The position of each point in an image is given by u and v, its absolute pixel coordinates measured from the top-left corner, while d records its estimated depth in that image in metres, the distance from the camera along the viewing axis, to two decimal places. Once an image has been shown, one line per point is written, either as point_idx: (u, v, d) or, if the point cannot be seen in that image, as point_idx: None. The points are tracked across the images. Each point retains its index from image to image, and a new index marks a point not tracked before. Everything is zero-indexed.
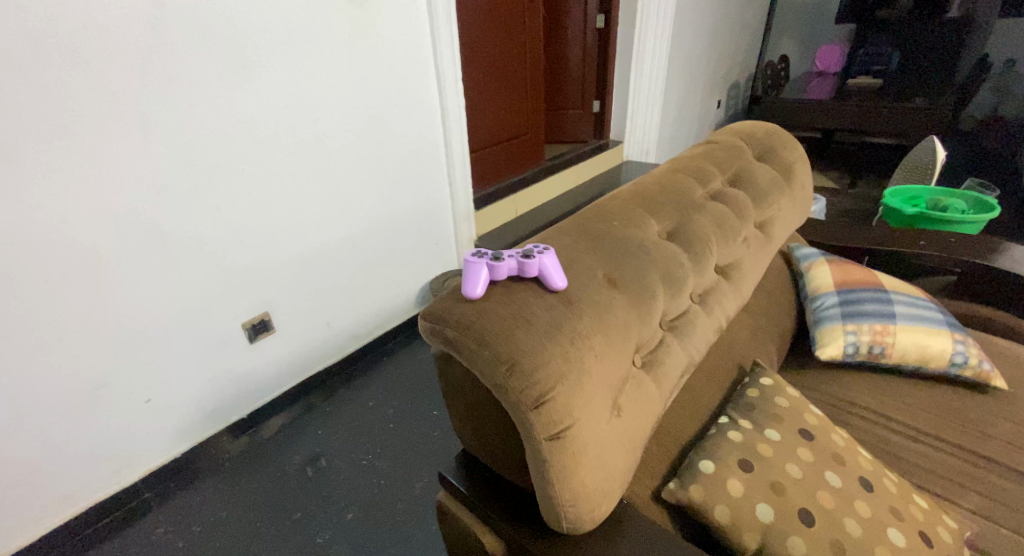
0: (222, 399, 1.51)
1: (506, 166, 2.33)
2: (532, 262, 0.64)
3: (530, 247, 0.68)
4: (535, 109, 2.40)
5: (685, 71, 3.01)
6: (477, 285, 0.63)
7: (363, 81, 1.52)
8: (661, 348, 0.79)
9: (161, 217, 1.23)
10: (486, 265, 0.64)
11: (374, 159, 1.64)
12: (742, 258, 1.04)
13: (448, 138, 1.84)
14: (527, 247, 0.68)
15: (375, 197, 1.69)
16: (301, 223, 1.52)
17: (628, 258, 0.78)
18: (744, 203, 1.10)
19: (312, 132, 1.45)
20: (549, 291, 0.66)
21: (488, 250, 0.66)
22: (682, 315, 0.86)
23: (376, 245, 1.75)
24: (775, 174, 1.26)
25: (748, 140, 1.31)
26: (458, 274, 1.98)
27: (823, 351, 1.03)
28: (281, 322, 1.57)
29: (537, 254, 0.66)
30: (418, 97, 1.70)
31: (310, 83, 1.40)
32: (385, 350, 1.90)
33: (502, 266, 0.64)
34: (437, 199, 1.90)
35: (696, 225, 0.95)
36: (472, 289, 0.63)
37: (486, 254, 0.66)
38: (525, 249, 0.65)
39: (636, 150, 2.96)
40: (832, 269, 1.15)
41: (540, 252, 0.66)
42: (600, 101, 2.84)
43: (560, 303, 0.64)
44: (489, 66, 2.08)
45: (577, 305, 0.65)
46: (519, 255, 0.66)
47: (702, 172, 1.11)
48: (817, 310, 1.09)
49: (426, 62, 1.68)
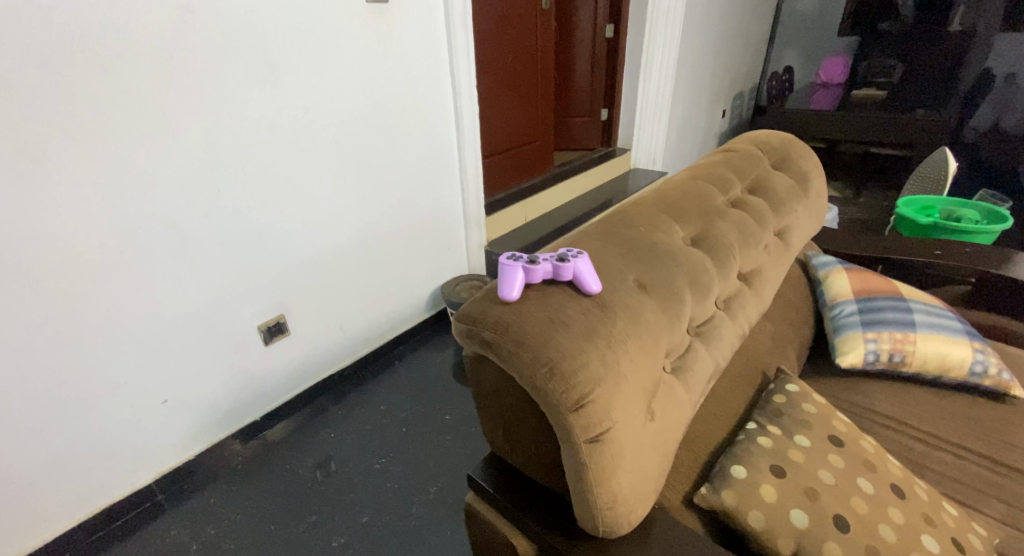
0: (236, 401, 1.51)
1: (516, 172, 2.34)
2: (567, 265, 0.65)
3: (563, 251, 0.68)
4: (546, 116, 2.42)
5: (692, 81, 3.03)
6: (512, 289, 0.63)
7: (379, 86, 1.53)
8: (689, 353, 0.79)
9: (182, 219, 1.24)
10: (522, 268, 0.65)
11: (388, 163, 1.65)
12: (764, 265, 1.04)
13: (461, 143, 1.85)
14: (561, 250, 0.68)
15: (388, 201, 1.69)
16: (315, 226, 1.52)
17: (656, 263, 0.79)
18: (763, 210, 1.11)
19: (328, 135, 1.46)
20: (584, 294, 0.66)
21: (522, 254, 0.66)
22: (708, 321, 0.86)
23: (389, 249, 1.76)
24: (792, 182, 1.27)
25: (764, 148, 1.32)
26: (470, 279, 1.98)
27: (843, 359, 1.03)
28: (295, 325, 1.57)
29: (572, 258, 0.66)
30: (433, 103, 1.71)
31: (326, 86, 1.41)
32: (395, 355, 1.90)
33: (537, 270, 0.64)
34: (449, 203, 1.91)
35: (719, 232, 0.96)
36: (508, 292, 0.63)
37: (520, 258, 0.67)
38: (560, 252, 0.65)
39: (644, 158, 2.95)
40: (851, 277, 1.15)
41: (575, 255, 0.66)
42: (608, 109, 2.86)
43: (594, 306, 0.64)
44: (500, 73, 2.09)
45: (611, 308, 0.65)
46: (553, 259, 0.66)
47: (722, 180, 1.12)
48: (837, 318, 1.10)
49: (442, 67, 1.70)
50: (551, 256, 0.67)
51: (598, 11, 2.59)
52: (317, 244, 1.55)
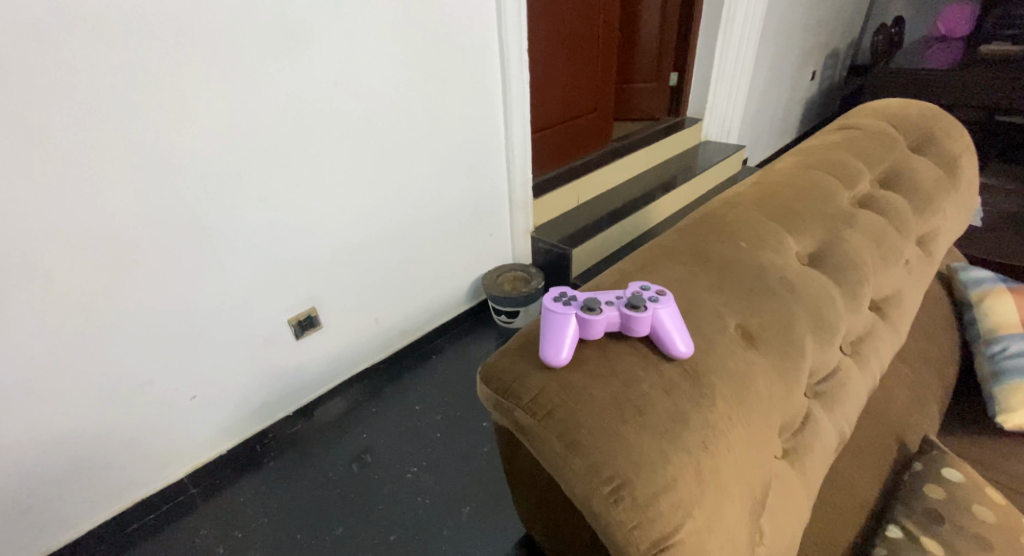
0: (269, 395, 1.42)
1: (571, 148, 2.09)
2: (643, 315, 0.44)
3: (638, 288, 0.48)
4: (607, 83, 2.13)
5: (781, 39, 2.61)
6: (560, 349, 0.43)
7: (419, 50, 1.33)
8: (811, 425, 0.56)
9: (200, 205, 1.11)
10: (576, 317, 0.44)
11: (427, 142, 1.46)
12: (903, 287, 0.78)
13: (509, 118, 1.62)
14: (632, 289, 0.48)
15: (426, 185, 1.51)
16: (342, 213, 1.36)
17: (767, 298, 0.56)
18: (901, 211, 0.84)
19: (360, 111, 1.28)
20: (668, 358, 0.44)
21: (575, 296, 0.47)
22: (832, 373, 0.63)
23: (429, 234, 1.59)
24: (935, 169, 0.97)
25: (896, 125, 1.03)
26: (513, 270, 1.77)
27: (1007, 419, 0.77)
28: (327, 318, 1.45)
29: (651, 302, 0.45)
30: (478, 72, 1.49)
31: (354, 54, 1.21)
32: (432, 348, 1.75)
33: (598, 322, 0.44)
34: (495, 184, 1.71)
35: (849, 246, 0.71)
36: (555, 353, 0.43)
37: (575, 299, 0.46)
38: (633, 296, 0.45)
39: (717, 129, 2.57)
40: (1021, 302, 0.86)
41: (653, 299, 0.46)
42: (678, 72, 2.49)
43: (684, 377, 0.43)
44: (555, 34, 1.82)
45: (707, 380, 0.44)
46: (623, 303, 0.46)
47: (845, 169, 0.85)
48: (997, 359, 0.83)
49: (489, 31, 1.46)
50: (618, 298, 0.47)
51: None
52: (345, 232, 1.39)
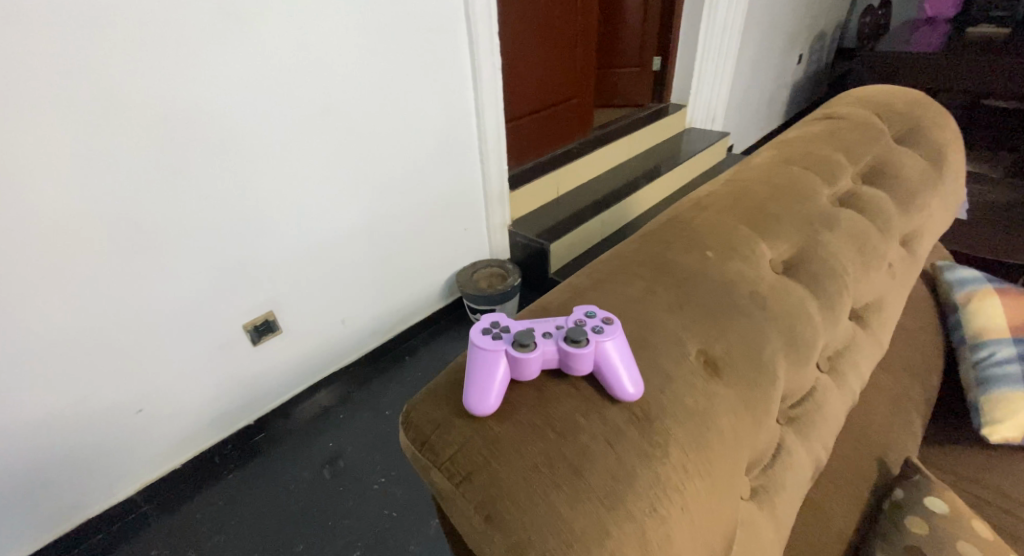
0: (228, 406, 1.32)
1: (550, 136, 2.00)
2: (584, 353, 0.37)
3: (582, 317, 0.41)
4: (586, 69, 2.03)
5: (767, 22, 2.52)
6: (486, 398, 0.36)
7: (383, 33, 1.19)
8: (784, 457, 0.51)
9: (135, 207, 0.98)
10: (506, 356, 0.38)
11: (394, 130, 1.32)
12: (886, 293, 0.73)
13: (481, 107, 1.48)
14: (575, 317, 0.42)
15: (396, 178, 1.38)
16: (297, 211, 1.22)
17: (735, 318, 0.50)
18: (886, 209, 0.79)
19: (317, 98, 1.15)
20: (614, 400, 0.38)
21: (507, 328, 0.40)
22: (809, 394, 0.57)
23: (405, 231, 1.48)
24: (922, 163, 0.92)
25: (882, 115, 0.97)
26: (490, 266, 1.65)
27: (993, 432, 0.73)
28: (289, 322, 1.33)
29: (595, 335, 0.39)
30: (447, 58, 1.35)
31: (303, 32, 1.06)
32: (405, 349, 1.64)
33: (533, 361, 0.38)
34: (468, 178, 1.57)
35: (828, 251, 0.65)
36: (481, 402, 0.36)
37: (507, 333, 0.40)
38: (573, 329, 0.38)
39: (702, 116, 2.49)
40: (1007, 303, 0.82)
41: (597, 332, 0.39)
42: (662, 56, 2.39)
43: (633, 424, 0.37)
44: (529, 17, 1.72)
45: (659, 423, 0.38)
46: (563, 336, 0.39)
47: (826, 164, 0.79)
48: (983, 367, 0.79)
49: (456, 13, 1.31)
50: (557, 329, 0.40)
51: None
52: (299, 230, 1.25)
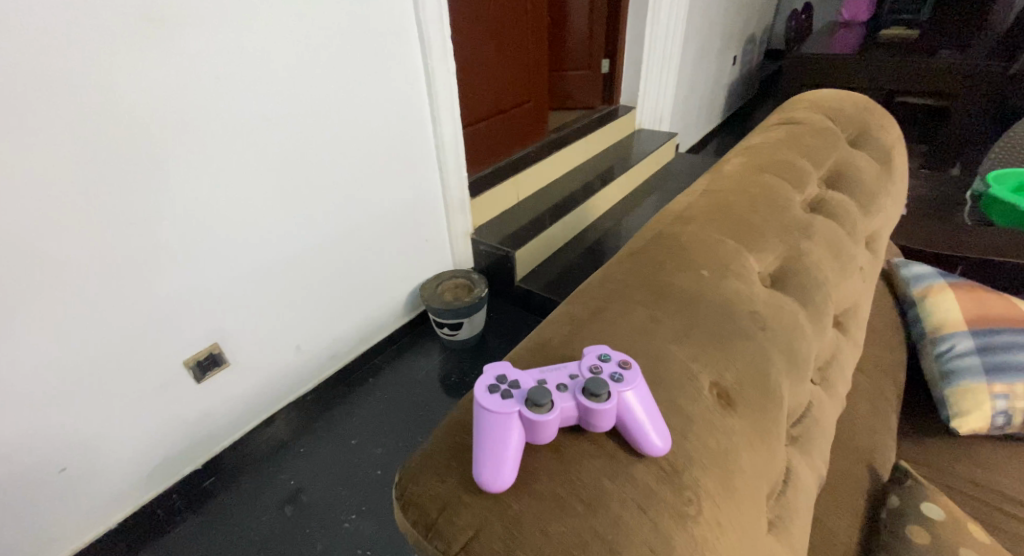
0: (171, 453, 1.16)
1: (505, 142, 1.96)
2: (607, 408, 0.34)
3: (597, 365, 0.38)
4: (538, 72, 2.01)
5: (705, 25, 2.61)
6: (499, 475, 0.32)
7: (329, 34, 1.08)
8: (794, 481, 0.49)
9: (43, 237, 0.83)
10: (520, 417, 0.34)
11: (347, 139, 1.21)
12: (859, 296, 0.74)
13: (437, 113, 1.39)
14: (587, 363, 0.39)
15: (352, 189, 1.27)
16: (241, 232, 1.09)
17: (739, 342, 0.48)
18: (851, 213, 0.81)
19: (257, 108, 1.02)
20: (638, 454, 0.35)
21: (515, 383, 0.36)
22: (807, 410, 0.56)
23: (365, 246, 1.37)
24: (874, 165, 0.95)
25: (835, 119, 1.00)
26: (456, 277, 1.58)
27: (962, 424, 0.77)
28: (236, 353, 1.19)
29: (615, 386, 0.35)
30: (397, 60, 1.24)
31: (241, 36, 0.95)
32: (368, 371, 1.52)
33: (550, 421, 0.34)
34: (426, 186, 1.47)
35: (810, 260, 0.65)
36: (495, 476, 0.31)
37: (517, 390, 0.36)
38: (592, 380, 0.35)
39: (650, 118, 2.53)
40: (961, 297, 0.86)
41: (616, 380, 0.36)
42: (610, 59, 2.41)
43: (662, 482, 0.34)
44: (479, 21, 1.68)
45: (685, 477, 0.35)
46: (580, 389, 0.36)
47: (794, 170, 0.80)
48: (944, 360, 0.83)
49: (404, 11, 1.21)
50: (571, 381, 0.37)
51: None
52: (243, 254, 1.12)
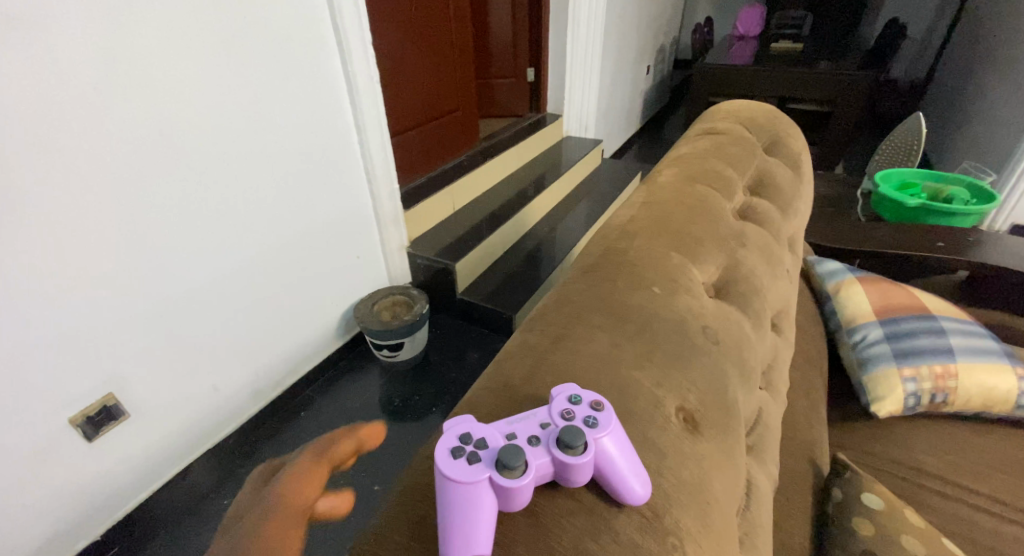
0: (62, 525, 0.98)
1: (436, 151, 1.91)
2: (585, 462, 0.32)
3: (566, 409, 0.36)
4: (465, 80, 1.98)
5: (622, 36, 2.71)
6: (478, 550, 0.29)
7: (233, 38, 0.98)
8: (754, 492, 0.50)
9: None
10: (492, 485, 0.30)
11: (264, 153, 1.10)
12: (789, 298, 0.79)
13: (361, 124, 1.31)
14: (558, 408, 0.36)
15: (272, 206, 1.16)
16: (139, 262, 0.95)
17: (696, 361, 0.48)
18: (775, 218, 0.85)
19: (149, 121, 0.89)
20: (619, 504, 0.34)
21: (482, 442, 0.33)
22: (757, 417, 0.58)
23: (290, 268, 1.26)
24: (788, 171, 1.02)
25: (752, 128, 1.06)
26: (392, 295, 1.50)
27: (880, 407, 0.84)
28: (137, 402, 1.02)
29: (590, 433, 0.34)
30: (315, 67, 1.16)
31: (127, 42, 0.83)
32: (299, 403, 1.40)
33: (524, 485, 0.31)
34: (354, 201, 1.38)
35: (747, 269, 0.68)
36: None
37: (484, 449, 0.32)
38: (568, 430, 0.33)
39: (577, 125, 2.58)
40: (868, 290, 0.95)
41: (591, 426, 0.34)
42: (535, 67, 2.44)
43: (645, 532, 0.33)
44: (400, 29, 1.62)
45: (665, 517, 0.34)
46: (553, 441, 0.33)
47: (723, 179, 0.84)
48: (859, 349, 0.90)
49: (320, 15, 1.13)
50: (542, 431, 0.34)
51: None
52: (141, 288, 0.97)
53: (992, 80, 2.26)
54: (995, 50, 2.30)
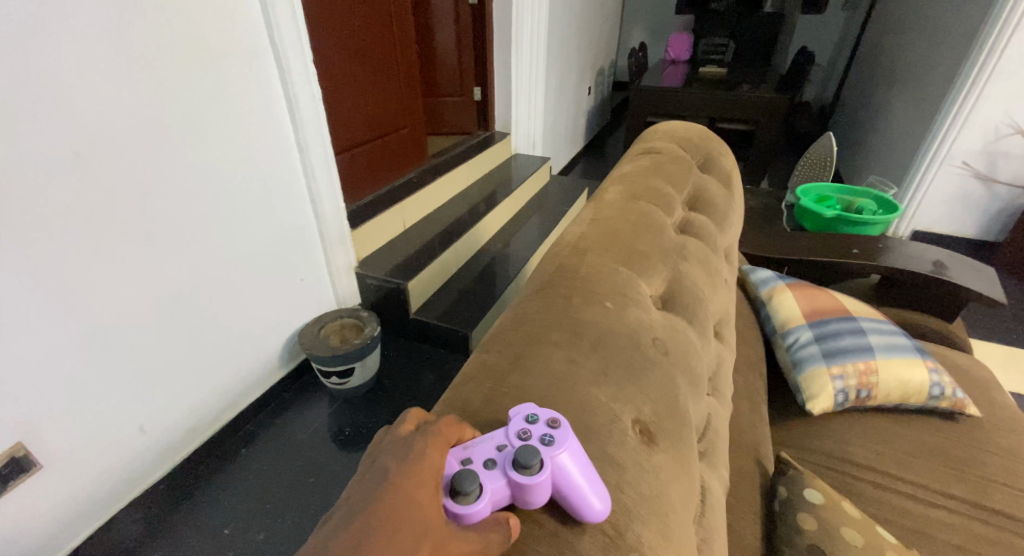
0: None
1: (382, 170, 1.89)
2: (539, 481, 0.32)
3: (527, 428, 0.35)
4: (410, 99, 1.97)
5: (562, 58, 2.81)
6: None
7: (160, 55, 0.93)
8: (709, 498, 0.52)
9: None
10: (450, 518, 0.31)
11: (198, 174, 1.05)
12: (728, 306, 0.83)
13: (303, 142, 1.27)
14: (516, 428, 0.36)
15: (208, 228, 1.10)
16: (52, 295, 0.86)
17: (649, 373, 0.50)
18: (711, 231, 0.91)
19: (64, 141, 0.83)
20: (584, 525, 0.34)
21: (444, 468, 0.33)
22: (707, 424, 0.61)
23: (228, 294, 1.19)
24: (721, 186, 1.09)
25: (686, 147, 1.13)
26: (340, 318, 1.45)
27: (814, 405, 0.90)
28: (48, 451, 0.92)
29: (545, 452, 0.33)
30: (252, 85, 1.12)
31: (38, 58, 0.77)
32: (241, 438, 1.31)
33: (481, 508, 0.31)
34: (296, 222, 1.34)
35: (689, 280, 0.72)
36: None
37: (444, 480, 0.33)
38: (523, 451, 0.33)
39: (524, 142, 2.62)
40: (797, 296, 1.02)
41: (547, 444, 0.34)
42: (480, 87, 2.47)
43: (609, 549, 0.34)
44: (341, 47, 1.60)
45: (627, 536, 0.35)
46: (511, 461, 0.33)
47: (663, 196, 0.88)
48: (792, 351, 0.96)
49: (257, 33, 1.10)
50: (501, 453, 0.34)
51: None
52: (57, 322, 0.88)
53: (890, 102, 2.52)
54: (891, 76, 2.57)
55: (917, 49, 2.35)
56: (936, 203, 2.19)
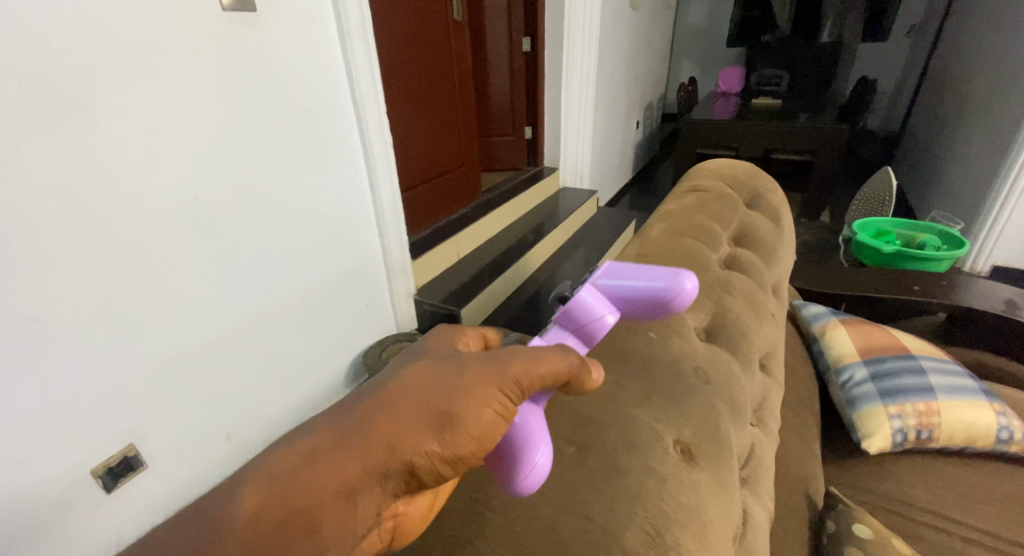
0: None
1: (439, 204, 2.01)
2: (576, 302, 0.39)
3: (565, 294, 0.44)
4: (468, 139, 2.11)
5: (612, 96, 2.90)
6: (470, 432, 0.29)
7: (262, 113, 1.08)
8: (752, 521, 0.54)
9: None
10: None
11: (285, 213, 1.19)
12: (776, 340, 0.85)
13: (374, 184, 1.41)
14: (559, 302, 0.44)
15: (287, 259, 1.22)
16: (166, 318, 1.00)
17: (690, 399, 0.54)
18: (757, 266, 0.93)
19: (184, 188, 0.98)
20: (626, 525, 0.39)
21: None
22: (751, 452, 0.63)
23: (303, 319, 1.31)
24: (769, 223, 1.11)
25: (734, 185, 1.16)
26: (399, 342, 1.55)
27: (871, 444, 0.88)
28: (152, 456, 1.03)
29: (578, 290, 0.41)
30: (333, 135, 1.27)
31: (170, 122, 0.94)
32: None
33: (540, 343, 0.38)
34: (365, 255, 1.47)
35: (733, 314, 0.75)
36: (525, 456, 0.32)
37: None
38: None
39: (572, 176, 2.71)
40: (851, 332, 1.01)
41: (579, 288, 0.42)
42: (532, 126, 2.59)
43: (649, 548, 0.38)
44: (408, 95, 1.76)
45: (664, 541, 0.39)
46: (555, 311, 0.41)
47: (709, 233, 0.92)
48: (846, 387, 0.95)
49: (341, 91, 1.25)
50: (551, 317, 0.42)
51: (512, 23, 2.32)
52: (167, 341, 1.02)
53: (961, 131, 2.42)
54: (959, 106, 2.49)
55: (986, 79, 2.27)
56: (1015, 236, 2.06)
